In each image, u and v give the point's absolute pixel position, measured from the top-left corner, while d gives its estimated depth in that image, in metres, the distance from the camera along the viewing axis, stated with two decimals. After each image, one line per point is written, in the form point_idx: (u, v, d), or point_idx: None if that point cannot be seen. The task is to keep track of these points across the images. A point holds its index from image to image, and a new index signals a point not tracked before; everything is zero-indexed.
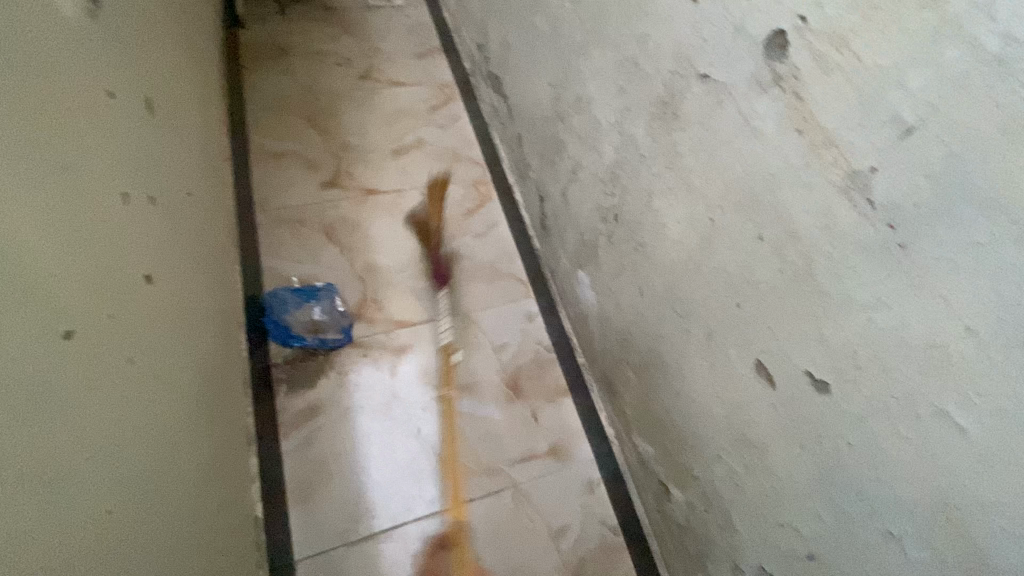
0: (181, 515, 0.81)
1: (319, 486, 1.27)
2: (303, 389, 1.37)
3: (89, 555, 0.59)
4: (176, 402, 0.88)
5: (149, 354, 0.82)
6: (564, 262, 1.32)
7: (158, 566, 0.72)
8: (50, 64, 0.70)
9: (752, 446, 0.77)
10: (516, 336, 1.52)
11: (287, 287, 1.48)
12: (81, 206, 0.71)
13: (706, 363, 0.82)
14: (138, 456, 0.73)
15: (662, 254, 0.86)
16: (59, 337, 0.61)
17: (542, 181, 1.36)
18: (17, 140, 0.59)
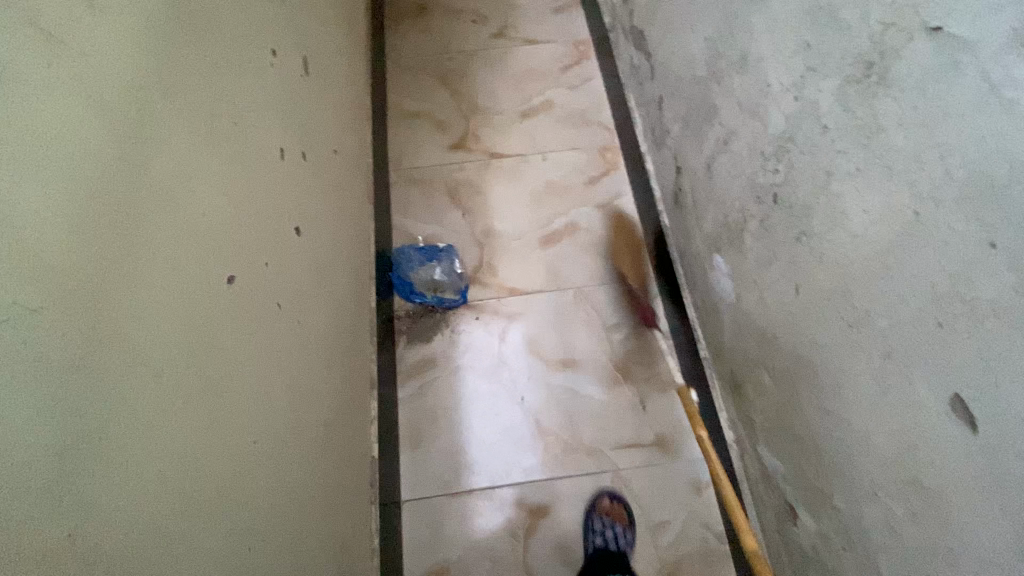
0: (311, 451, 0.89)
1: (427, 436, 1.32)
2: (419, 343, 1.43)
3: (239, 478, 0.66)
4: (312, 353, 0.94)
5: (294, 302, 0.89)
6: (698, 243, 1.19)
7: (291, 494, 0.80)
8: (220, 26, 0.75)
9: (925, 493, 0.63)
10: (631, 316, 1.44)
11: (412, 245, 1.54)
12: (245, 161, 0.77)
13: (875, 385, 0.68)
14: (279, 395, 0.80)
15: (834, 248, 0.72)
16: (221, 282, 0.67)
17: (682, 151, 1.23)
18: (190, 98, 0.64)
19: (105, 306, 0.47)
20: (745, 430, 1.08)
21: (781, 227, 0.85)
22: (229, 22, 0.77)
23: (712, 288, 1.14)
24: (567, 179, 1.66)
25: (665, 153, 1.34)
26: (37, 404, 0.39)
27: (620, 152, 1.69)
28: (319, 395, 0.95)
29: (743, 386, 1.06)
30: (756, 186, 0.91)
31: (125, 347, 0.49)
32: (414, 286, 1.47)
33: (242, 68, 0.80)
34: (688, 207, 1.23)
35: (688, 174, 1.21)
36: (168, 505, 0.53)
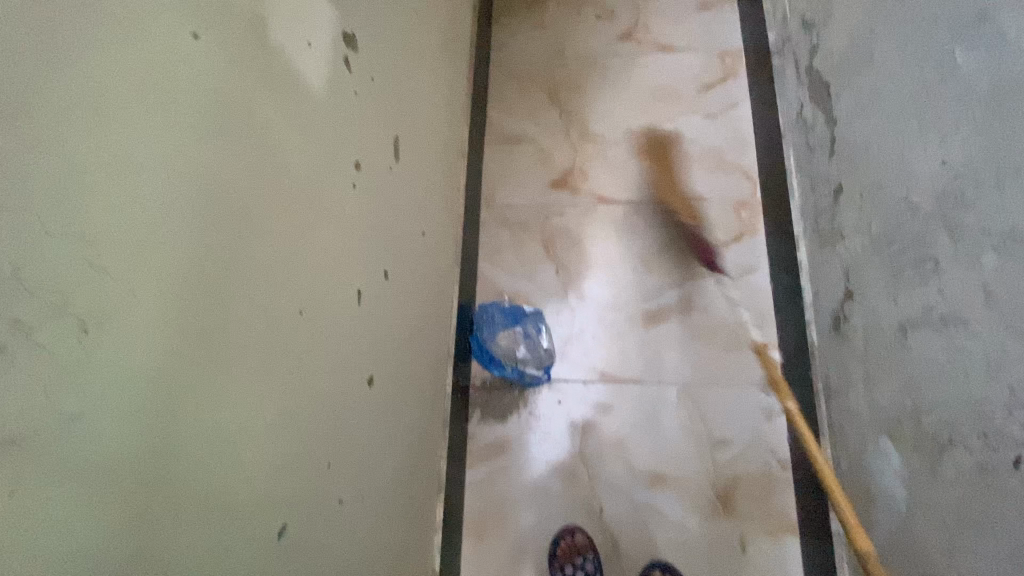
0: None
1: (493, 531, 1.23)
2: (495, 421, 1.31)
3: None
4: (370, 543, 0.80)
5: (367, 475, 0.76)
6: (862, 401, 0.92)
7: None
8: (291, 183, 0.58)
9: None
10: (744, 432, 1.22)
11: (497, 303, 1.38)
12: (311, 349, 0.62)
13: None
14: None
15: None
16: (268, 544, 0.54)
17: (859, 276, 0.93)
18: (238, 327, 0.49)
19: None
20: None
21: (1016, 505, 0.59)
22: (294, 180, 0.58)
23: (871, 468, 0.89)
24: (686, 240, 1.38)
25: (832, 256, 1.04)
26: None
27: (759, 211, 1.37)
28: None
29: None
30: (986, 417, 0.64)
31: None
32: (495, 358, 1.32)
33: (309, 236, 0.61)
34: (855, 347, 0.95)
35: (863, 310, 0.93)
36: None
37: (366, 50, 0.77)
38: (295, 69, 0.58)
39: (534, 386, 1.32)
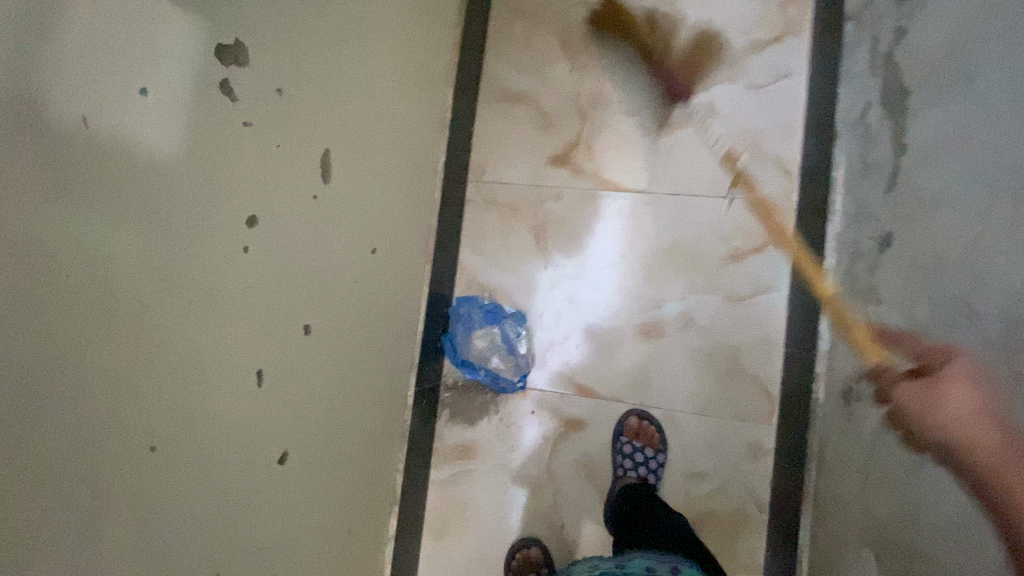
0: None
1: (452, 530, 1.22)
2: (464, 422, 1.25)
3: None
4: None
5: (279, 549, 0.71)
6: (852, 497, 0.81)
7: None
8: (123, 300, 0.45)
9: None
10: (724, 469, 1.14)
11: (475, 298, 1.26)
12: (180, 477, 0.52)
13: None
14: None
15: None
16: None
17: (886, 361, 0.77)
18: (48, 520, 0.40)
19: None
20: None
21: None
22: (128, 298, 0.45)
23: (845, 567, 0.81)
24: (698, 245, 1.18)
25: (858, 316, 0.86)
26: None
27: (791, 219, 1.15)
28: None
29: None
30: None
31: None
32: (468, 363, 1.23)
33: (161, 355, 0.49)
34: (860, 435, 0.81)
35: (880, 400, 0.77)
36: None
37: (267, 55, 0.58)
38: (116, 144, 0.42)
39: (508, 391, 1.24)
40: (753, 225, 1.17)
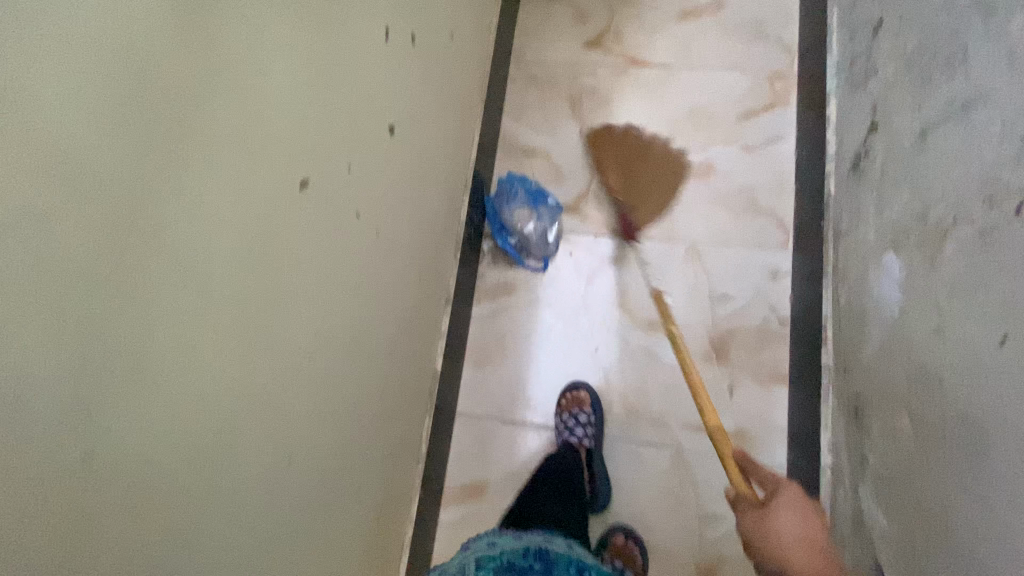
0: (375, 359, 0.87)
1: (493, 360, 1.31)
2: (504, 265, 1.36)
3: (295, 381, 0.65)
4: (381, 293, 0.86)
5: (380, 213, 0.82)
6: (868, 229, 0.93)
7: (348, 401, 0.79)
8: None
9: None
10: (746, 291, 1.25)
11: (524, 178, 1.37)
12: (344, 49, 0.66)
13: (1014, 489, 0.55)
14: (352, 305, 0.77)
15: None
16: (296, 186, 0.60)
17: (887, 102, 0.92)
18: None
19: (152, 222, 0.41)
20: (851, 462, 0.91)
21: (1009, 247, 0.60)
22: None
23: (869, 290, 0.91)
24: (716, 106, 1.35)
25: (862, 95, 1.02)
26: (86, 311, 0.37)
27: (795, 81, 1.33)
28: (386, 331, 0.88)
29: (866, 419, 0.87)
30: (993, 180, 0.65)
31: (182, 257, 0.45)
32: (505, 226, 1.34)
33: None
34: (871, 179, 0.95)
35: (884, 136, 0.92)
36: (219, 400, 0.52)
37: None
38: None
39: (529, 271, 1.34)
40: (762, 88, 1.34)
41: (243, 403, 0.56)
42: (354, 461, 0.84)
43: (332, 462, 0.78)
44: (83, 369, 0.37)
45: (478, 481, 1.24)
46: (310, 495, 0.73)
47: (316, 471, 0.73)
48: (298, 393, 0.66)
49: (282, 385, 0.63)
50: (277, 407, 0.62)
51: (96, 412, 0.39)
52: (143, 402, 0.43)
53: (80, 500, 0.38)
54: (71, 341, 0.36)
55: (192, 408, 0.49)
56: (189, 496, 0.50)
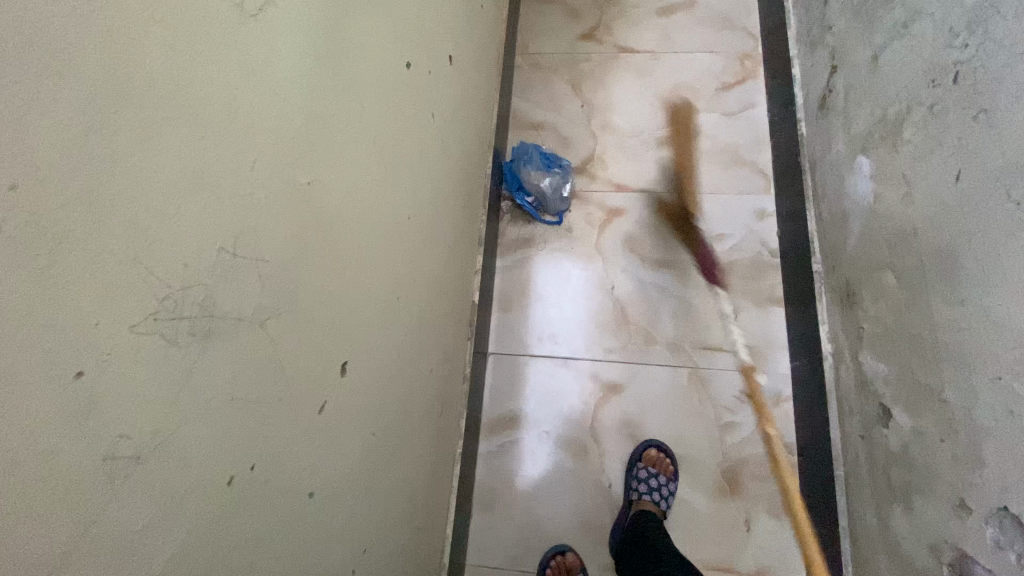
0: (443, 260, 0.97)
1: (519, 304, 1.42)
2: (523, 221, 1.50)
3: (406, 237, 0.75)
4: (446, 202, 0.97)
5: (448, 127, 0.95)
6: (840, 147, 1.12)
7: (430, 284, 0.89)
8: None
9: (1003, 375, 0.67)
10: (739, 230, 1.42)
11: (537, 145, 1.53)
12: None
13: (992, 275, 0.70)
14: (434, 198, 0.88)
15: (1006, 130, 0.68)
16: (407, 64, 0.72)
17: (844, 46, 1.13)
18: None
19: (346, 33, 0.54)
20: (848, 340, 1.05)
21: (955, 106, 0.78)
22: None
23: (847, 194, 1.08)
24: (697, 81, 1.58)
25: (822, 49, 1.24)
26: (318, 74, 0.49)
27: (760, 59, 1.57)
28: (447, 237, 0.99)
29: (857, 296, 1.03)
30: (934, 68, 0.84)
31: (358, 76, 0.57)
32: (523, 184, 1.49)
33: None
34: (837, 109, 1.14)
35: (846, 70, 1.12)
36: (371, 215, 0.63)
37: None
38: None
39: (546, 225, 1.49)
40: (734, 66, 1.58)
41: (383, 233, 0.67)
42: (436, 350, 0.94)
43: (426, 339, 0.87)
44: (317, 121, 0.49)
45: (510, 414, 1.32)
46: (411, 361, 0.80)
47: (419, 333, 0.83)
48: (410, 255, 0.77)
49: (403, 239, 0.74)
50: (400, 256, 0.73)
51: (321, 159, 0.50)
52: (341, 177, 0.54)
53: (310, 220, 0.49)
54: (313, 94, 0.48)
55: (362, 210, 0.60)
56: (360, 282, 0.60)
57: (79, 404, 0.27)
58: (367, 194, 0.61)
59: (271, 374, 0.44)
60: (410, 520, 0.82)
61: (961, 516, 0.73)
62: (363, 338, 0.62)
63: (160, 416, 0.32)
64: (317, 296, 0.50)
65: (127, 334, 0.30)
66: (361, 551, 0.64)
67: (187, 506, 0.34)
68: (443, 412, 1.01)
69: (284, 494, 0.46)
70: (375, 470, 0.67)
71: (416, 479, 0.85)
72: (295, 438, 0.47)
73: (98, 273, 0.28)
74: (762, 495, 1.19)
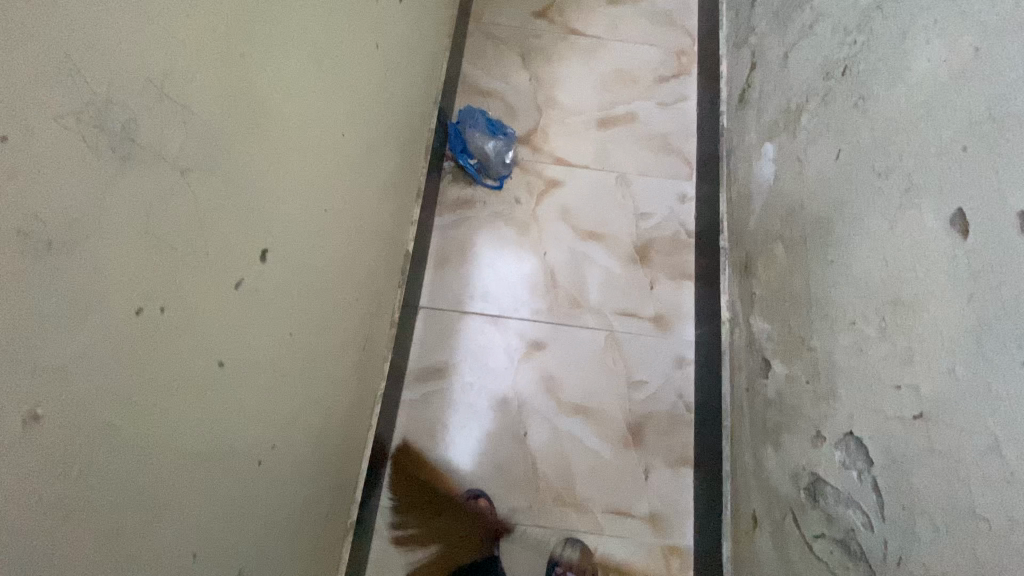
0: (378, 194, 0.98)
1: (452, 261, 1.45)
2: (463, 183, 1.52)
3: (342, 153, 0.77)
4: (386, 137, 0.99)
5: (393, 63, 0.96)
6: (752, 136, 1.25)
7: (363, 212, 0.90)
8: None
9: (856, 321, 0.79)
10: (663, 209, 1.53)
11: (484, 111, 1.56)
12: None
13: (855, 238, 0.82)
14: (374, 128, 0.90)
15: (877, 115, 0.81)
16: None
17: (763, 46, 1.26)
18: None
19: None
20: (744, 306, 1.18)
21: (841, 97, 0.91)
22: None
23: (754, 177, 1.21)
24: (637, 70, 1.68)
25: (746, 49, 1.37)
26: None
27: (695, 58, 1.70)
28: (385, 174, 1.00)
29: (754, 267, 1.15)
30: (829, 64, 0.96)
31: None
32: (466, 146, 1.52)
33: None
34: (753, 102, 1.27)
35: (762, 68, 1.25)
36: (307, 115, 0.64)
37: None
38: None
39: (486, 188, 1.53)
40: (671, 60, 1.69)
41: (317, 138, 0.68)
42: (363, 280, 0.95)
43: (353, 264, 0.88)
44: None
45: (435, 366, 1.35)
46: (336, 280, 0.81)
47: (346, 255, 0.84)
48: (343, 172, 0.78)
49: (338, 154, 0.75)
50: (332, 169, 0.74)
51: (257, 34, 0.51)
52: (277, 62, 0.55)
53: (242, 90, 0.50)
54: None
55: (296, 105, 0.61)
56: (288, 176, 0.61)
57: (1, 169, 0.28)
58: (303, 91, 0.62)
59: (193, 225, 0.45)
60: (324, 437, 0.83)
61: (813, 445, 0.85)
62: (288, 234, 0.63)
63: (80, 216, 0.33)
64: (240, 169, 0.51)
65: (53, 118, 0.30)
66: (269, 445, 0.65)
67: (96, 316, 0.35)
68: (368, 345, 1.03)
69: (192, 352, 0.47)
70: (290, 372, 0.68)
71: (334, 400, 0.86)
72: (210, 298, 0.48)
73: (28, 46, 0.29)
74: (661, 447, 1.30)
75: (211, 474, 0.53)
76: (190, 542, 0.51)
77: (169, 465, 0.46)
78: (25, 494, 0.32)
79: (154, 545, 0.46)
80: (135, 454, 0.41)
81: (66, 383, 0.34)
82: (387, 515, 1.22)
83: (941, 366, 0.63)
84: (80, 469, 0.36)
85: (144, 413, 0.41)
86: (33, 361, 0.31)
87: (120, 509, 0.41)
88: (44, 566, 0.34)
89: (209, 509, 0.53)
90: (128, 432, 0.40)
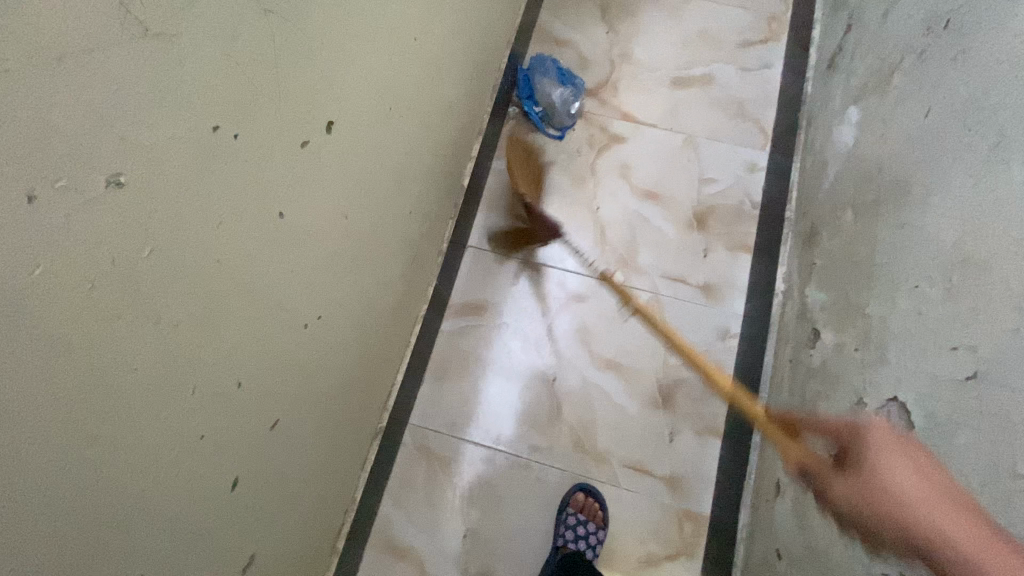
0: (443, 114, 1.01)
1: (506, 205, 1.47)
2: (526, 130, 1.53)
3: (412, 57, 0.79)
4: (458, 59, 1.01)
5: None
6: (837, 100, 1.17)
7: (426, 126, 0.93)
8: None
9: (920, 284, 0.74)
10: (729, 177, 1.47)
11: (556, 59, 1.55)
12: None
13: (933, 198, 0.76)
14: (445, 45, 0.92)
15: (977, 66, 0.74)
16: None
17: (862, 5, 1.17)
18: None
19: None
20: (801, 277, 1.12)
21: (941, 51, 0.83)
22: None
23: (832, 143, 1.14)
24: (722, 32, 1.60)
25: (844, 9, 1.27)
26: None
27: (788, 23, 1.60)
28: (451, 96, 1.03)
29: (818, 236, 1.09)
30: (933, 17, 0.88)
31: None
32: (533, 93, 1.51)
33: None
34: (843, 65, 1.19)
35: (858, 27, 1.16)
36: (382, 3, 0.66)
37: None
38: None
39: (548, 136, 1.52)
40: (760, 24, 1.60)
41: (391, 31, 0.70)
42: (418, 195, 0.98)
43: (411, 174, 0.92)
44: None
45: (476, 303, 1.38)
46: (395, 183, 0.85)
47: (406, 162, 0.88)
48: (411, 78, 0.81)
49: (409, 57, 0.78)
50: (402, 70, 0.77)
51: None
52: None
53: None
54: None
55: None
56: (360, 58, 0.64)
57: None
58: None
59: (267, 69, 0.48)
60: (366, 331, 0.88)
61: (853, 412, 0.82)
62: (353, 116, 0.66)
63: (169, 10, 0.37)
64: (315, 33, 0.54)
65: None
66: (315, 313, 0.70)
67: (176, 117, 0.39)
68: (416, 263, 1.07)
69: (257, 191, 0.51)
70: (342, 253, 0.73)
71: (379, 299, 0.91)
72: (278, 147, 0.53)
73: None
74: (691, 413, 1.28)
75: (264, 315, 0.58)
76: (239, 369, 0.56)
77: (228, 289, 0.51)
78: (109, 249, 0.37)
79: (208, 357, 0.51)
80: (199, 262, 0.46)
81: (148, 166, 0.38)
82: (414, 433, 1.28)
83: (1004, 325, 0.58)
84: (154, 251, 0.41)
85: (211, 226, 0.46)
86: (123, 130, 0.36)
87: (185, 307, 0.46)
88: (115, 322, 0.39)
89: (258, 347, 0.59)
90: (195, 236, 0.45)
